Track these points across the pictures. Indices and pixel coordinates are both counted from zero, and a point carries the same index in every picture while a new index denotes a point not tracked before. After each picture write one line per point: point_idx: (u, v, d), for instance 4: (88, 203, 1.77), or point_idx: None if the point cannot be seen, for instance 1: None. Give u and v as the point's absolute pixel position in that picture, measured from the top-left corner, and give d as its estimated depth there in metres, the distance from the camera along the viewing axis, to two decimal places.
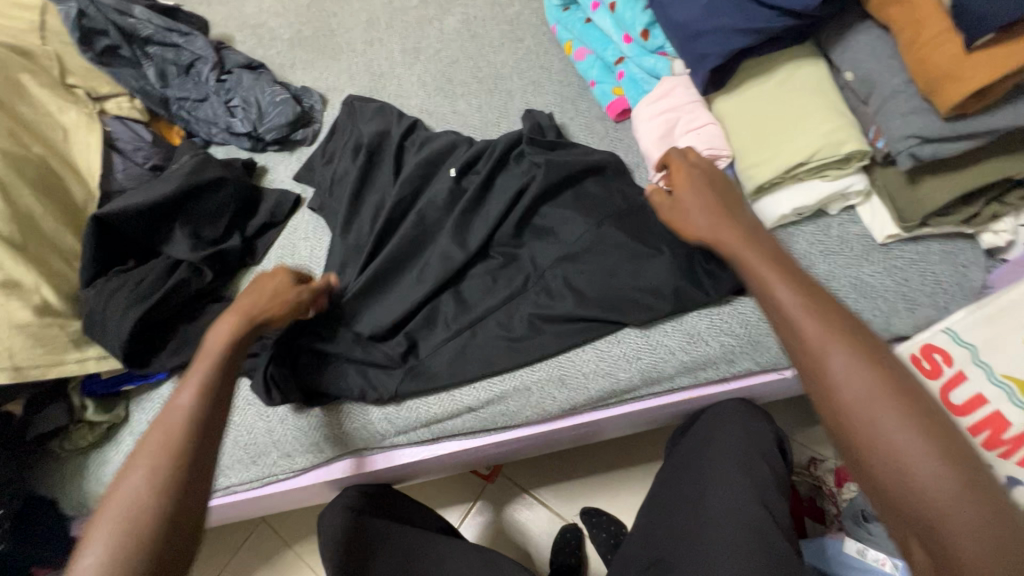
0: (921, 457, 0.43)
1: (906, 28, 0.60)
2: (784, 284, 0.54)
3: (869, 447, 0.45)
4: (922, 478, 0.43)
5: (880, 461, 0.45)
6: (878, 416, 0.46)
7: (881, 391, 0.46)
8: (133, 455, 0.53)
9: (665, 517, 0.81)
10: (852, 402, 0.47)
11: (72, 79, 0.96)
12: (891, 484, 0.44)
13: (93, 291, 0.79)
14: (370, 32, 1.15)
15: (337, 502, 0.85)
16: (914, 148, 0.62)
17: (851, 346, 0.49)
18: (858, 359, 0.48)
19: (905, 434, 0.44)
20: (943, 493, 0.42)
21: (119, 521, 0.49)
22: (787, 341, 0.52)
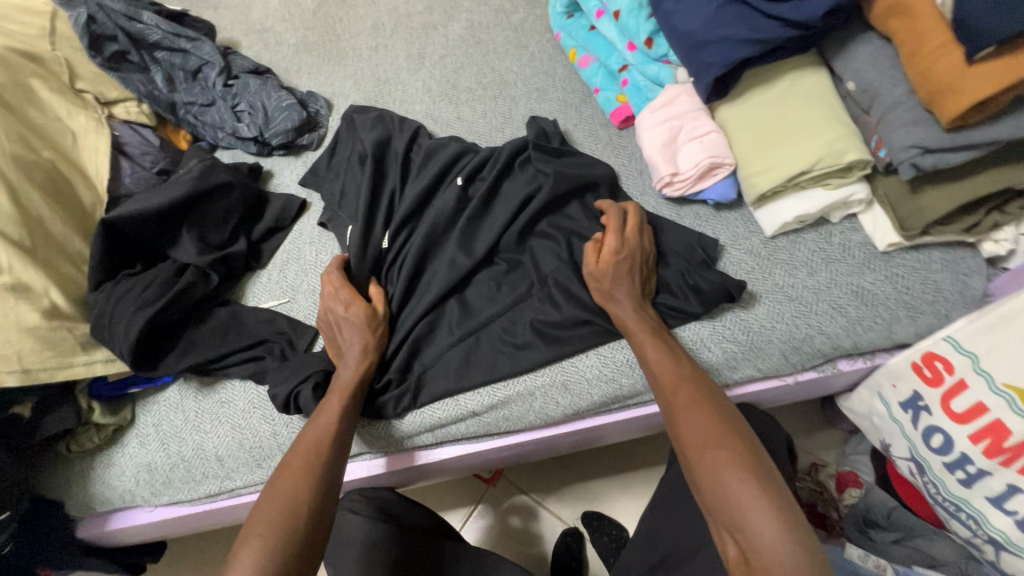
0: (738, 479, 0.57)
1: (909, 39, 0.61)
2: (650, 344, 0.70)
3: (704, 472, 0.60)
4: (736, 494, 0.57)
5: (708, 482, 0.59)
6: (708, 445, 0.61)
7: (711, 425, 0.62)
8: (291, 458, 0.67)
9: (671, 519, 0.82)
10: (690, 433, 0.63)
11: (81, 84, 0.97)
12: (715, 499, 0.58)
13: (102, 294, 0.80)
14: (376, 38, 1.16)
15: (342, 505, 0.85)
16: (917, 158, 0.63)
17: (690, 389, 0.66)
18: (696, 398, 0.65)
19: (727, 458, 0.59)
20: (744, 504, 0.56)
21: (282, 516, 0.62)
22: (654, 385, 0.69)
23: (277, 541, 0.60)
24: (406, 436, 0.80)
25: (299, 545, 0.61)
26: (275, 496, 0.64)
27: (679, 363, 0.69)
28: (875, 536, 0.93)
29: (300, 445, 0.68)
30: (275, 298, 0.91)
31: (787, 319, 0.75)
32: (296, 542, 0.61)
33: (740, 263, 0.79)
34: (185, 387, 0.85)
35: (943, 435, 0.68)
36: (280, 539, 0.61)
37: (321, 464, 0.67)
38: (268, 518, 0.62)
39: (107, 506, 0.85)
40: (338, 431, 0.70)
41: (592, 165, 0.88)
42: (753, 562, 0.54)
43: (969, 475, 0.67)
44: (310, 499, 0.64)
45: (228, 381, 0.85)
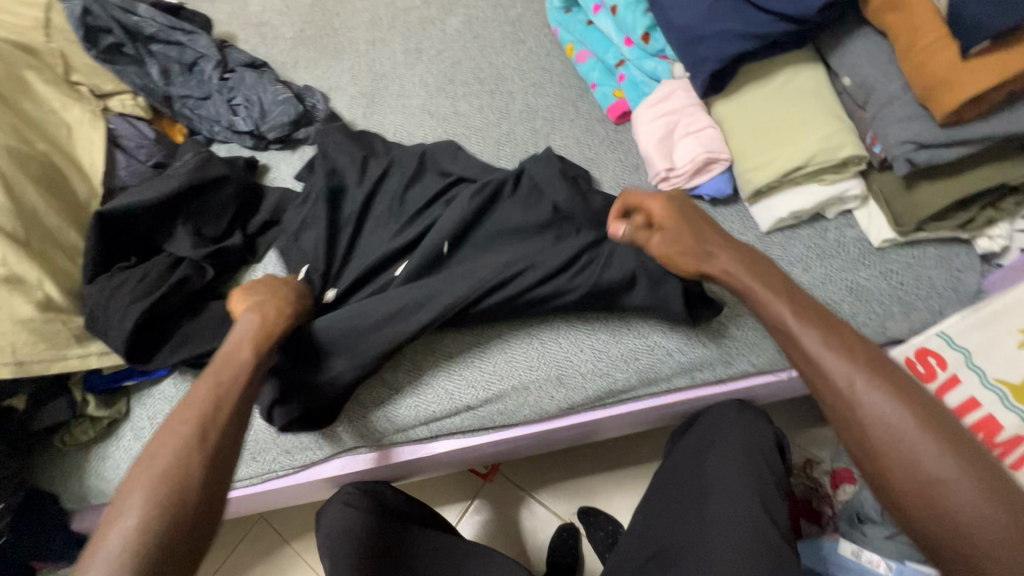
0: (971, 503, 0.45)
1: (903, 34, 0.61)
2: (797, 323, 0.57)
3: (918, 496, 0.47)
4: (974, 524, 0.45)
5: (927, 508, 0.47)
6: (923, 460, 0.48)
7: (917, 431, 0.49)
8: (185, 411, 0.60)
9: (664, 515, 0.82)
10: (888, 437, 0.49)
11: (76, 76, 0.96)
12: (930, 520, 0.47)
13: (96, 287, 0.80)
14: (373, 32, 1.15)
15: (337, 498, 0.85)
16: (911, 154, 0.63)
17: (878, 383, 0.52)
18: (885, 397, 0.51)
19: (951, 474, 0.46)
20: (985, 527, 0.44)
21: (161, 486, 0.53)
22: (813, 379, 0.55)
23: (156, 516, 0.52)
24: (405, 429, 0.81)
25: (189, 505, 0.54)
26: (151, 464, 0.55)
27: (854, 347, 0.54)
28: (868, 530, 0.90)
29: (189, 406, 0.59)
30: None
31: None
32: (183, 498, 0.54)
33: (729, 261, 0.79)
34: (179, 380, 0.85)
35: None
36: (159, 514, 0.52)
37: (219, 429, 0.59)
38: (151, 473, 0.55)
39: (101, 499, 0.85)
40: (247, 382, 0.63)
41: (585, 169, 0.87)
42: None
43: None
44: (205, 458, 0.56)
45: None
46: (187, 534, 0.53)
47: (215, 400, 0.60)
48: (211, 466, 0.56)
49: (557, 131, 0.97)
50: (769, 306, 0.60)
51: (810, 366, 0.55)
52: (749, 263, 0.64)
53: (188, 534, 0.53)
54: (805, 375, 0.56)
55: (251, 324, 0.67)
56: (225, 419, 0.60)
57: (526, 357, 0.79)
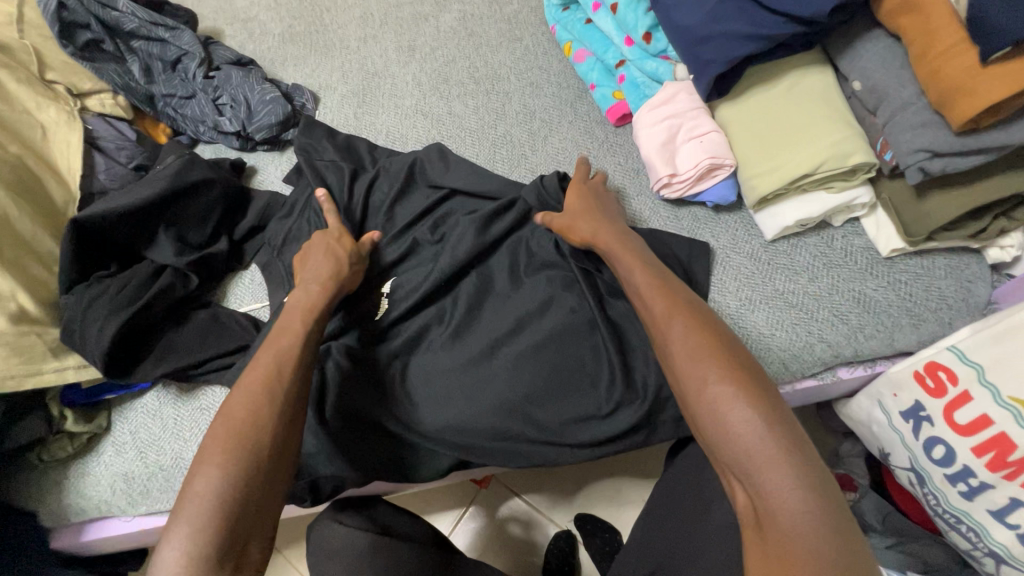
0: (744, 411, 0.49)
1: (919, 37, 0.58)
2: (638, 269, 0.64)
3: (700, 409, 0.51)
4: (741, 432, 0.48)
5: (705, 417, 0.51)
6: (705, 383, 0.52)
7: (702, 354, 0.53)
8: (251, 377, 0.60)
9: (664, 526, 0.80)
10: (683, 362, 0.54)
11: (52, 75, 0.92)
12: (712, 432, 0.50)
13: (73, 297, 0.77)
14: (364, 28, 1.11)
15: (327, 513, 0.83)
16: (924, 162, 0.61)
17: (686, 318, 0.57)
18: (687, 330, 0.55)
19: (725, 390, 0.50)
20: (750, 435, 0.48)
21: (235, 445, 0.54)
22: (644, 319, 0.61)
23: (236, 470, 0.53)
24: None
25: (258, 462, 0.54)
26: (225, 427, 0.56)
27: (672, 292, 0.60)
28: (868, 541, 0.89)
29: (254, 370, 0.60)
30: (258, 300, 0.88)
31: (786, 327, 0.73)
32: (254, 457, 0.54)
33: (725, 283, 0.76)
34: (163, 394, 0.82)
35: (946, 446, 0.66)
36: (236, 470, 0.53)
37: (281, 389, 0.59)
38: (226, 433, 0.56)
39: (83, 517, 0.82)
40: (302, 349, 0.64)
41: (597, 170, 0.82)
42: (761, 512, 0.46)
43: (972, 487, 0.65)
44: (271, 424, 0.57)
45: (209, 389, 0.81)
46: (264, 490, 0.54)
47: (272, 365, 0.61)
48: (279, 426, 0.57)
49: (555, 133, 0.94)
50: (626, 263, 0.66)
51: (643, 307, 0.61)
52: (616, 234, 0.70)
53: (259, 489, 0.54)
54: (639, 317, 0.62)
55: (302, 298, 0.69)
56: (287, 376, 0.60)
57: None
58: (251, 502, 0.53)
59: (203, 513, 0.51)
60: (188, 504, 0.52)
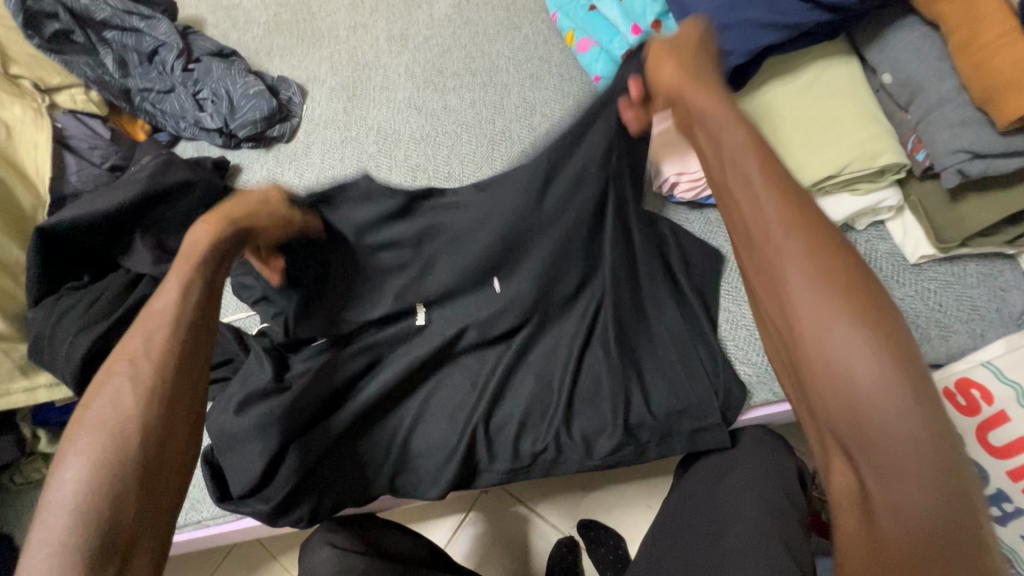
0: (882, 380, 0.35)
1: (961, 26, 0.53)
2: (750, 155, 0.44)
3: (808, 365, 0.38)
4: (877, 407, 0.35)
5: (821, 382, 0.37)
6: (833, 333, 0.37)
7: (833, 288, 0.37)
8: (110, 362, 0.47)
9: (674, 550, 0.74)
10: (797, 299, 0.38)
11: (17, 70, 0.86)
12: (828, 400, 0.37)
13: (43, 311, 0.72)
14: (353, 16, 1.05)
15: (316, 536, 0.78)
16: (964, 164, 0.55)
17: (809, 232, 0.39)
18: (807, 247, 0.39)
19: (857, 346, 0.36)
20: (884, 412, 0.35)
21: (97, 439, 0.43)
22: (749, 227, 0.42)
23: (105, 473, 0.42)
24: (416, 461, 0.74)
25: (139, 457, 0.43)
26: (84, 420, 0.44)
27: (794, 193, 0.42)
28: None
29: (122, 345, 0.48)
30: (245, 310, 0.83)
31: None
32: (130, 450, 0.43)
33: (727, 305, 0.75)
34: None
35: (977, 470, 0.61)
36: (104, 466, 0.42)
37: (158, 362, 0.47)
38: (88, 428, 0.44)
39: None
40: (186, 304, 0.51)
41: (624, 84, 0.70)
42: (877, 513, 0.35)
43: (1006, 512, 0.60)
44: (145, 411, 0.45)
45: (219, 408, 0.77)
46: (145, 485, 0.43)
47: (146, 336, 0.48)
48: (161, 398, 0.46)
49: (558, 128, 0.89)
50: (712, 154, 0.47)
51: (740, 209, 0.44)
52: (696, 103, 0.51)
53: (141, 483, 0.43)
54: (739, 229, 0.44)
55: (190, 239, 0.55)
56: (162, 345, 0.48)
57: None
58: (129, 502, 0.42)
59: (68, 533, 0.40)
60: (43, 513, 0.41)
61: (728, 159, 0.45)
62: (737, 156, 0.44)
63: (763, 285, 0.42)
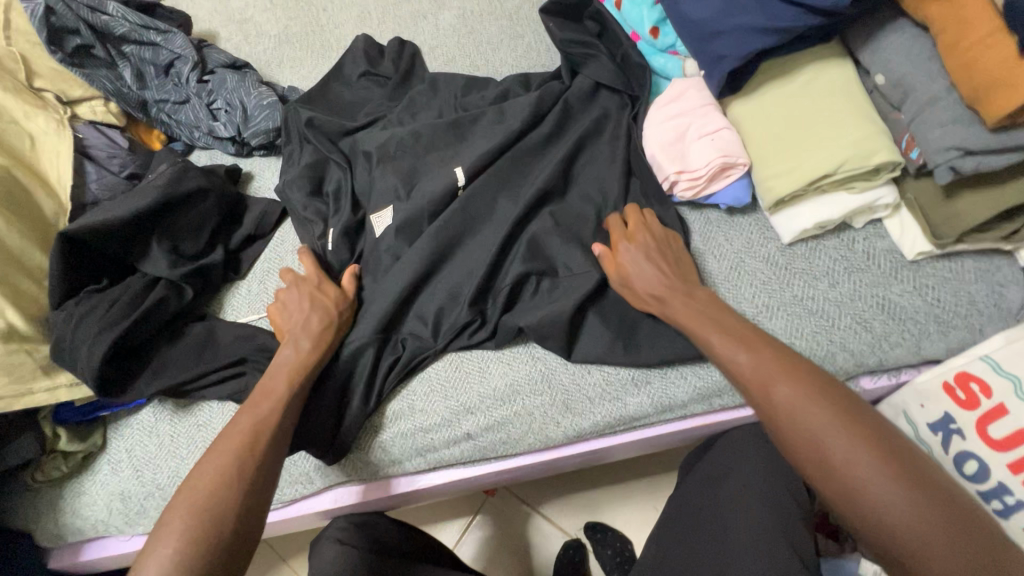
0: (895, 492, 0.49)
1: (949, 28, 0.54)
2: (719, 334, 0.61)
3: (838, 489, 0.50)
4: (895, 510, 0.48)
5: (850, 500, 0.50)
6: (842, 457, 0.51)
7: (829, 420, 0.52)
8: (216, 449, 0.59)
9: (679, 548, 0.75)
10: (805, 439, 0.53)
11: (40, 83, 0.89)
12: (863, 514, 0.49)
13: (64, 314, 0.74)
14: (362, 27, 1.08)
15: (328, 533, 0.79)
16: (956, 161, 0.57)
17: (793, 380, 0.55)
18: (796, 387, 0.54)
19: (863, 463, 0.50)
20: (900, 511, 0.48)
21: (193, 508, 0.55)
22: (742, 385, 0.58)
23: (188, 551, 0.52)
24: (425, 453, 0.75)
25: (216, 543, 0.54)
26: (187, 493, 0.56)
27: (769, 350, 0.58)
28: None
29: (228, 437, 0.60)
30: (256, 312, 0.85)
31: (807, 335, 0.69)
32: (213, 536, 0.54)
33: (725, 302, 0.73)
34: (160, 411, 0.80)
35: (978, 463, 0.62)
36: (189, 547, 0.53)
37: (250, 465, 0.59)
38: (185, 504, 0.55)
39: (79, 536, 0.80)
40: (282, 420, 0.63)
41: (602, 52, 0.82)
42: None
43: (1007, 505, 0.60)
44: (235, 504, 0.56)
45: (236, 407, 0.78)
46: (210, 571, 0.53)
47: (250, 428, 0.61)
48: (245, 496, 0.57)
49: None
50: (692, 325, 0.63)
51: (736, 373, 0.59)
52: (679, 288, 0.67)
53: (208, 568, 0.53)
54: (734, 383, 0.59)
55: (291, 356, 0.68)
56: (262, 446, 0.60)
57: (529, 385, 0.73)
58: None
59: None
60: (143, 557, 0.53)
61: (698, 331, 0.63)
62: (712, 329, 0.62)
63: (774, 429, 0.55)
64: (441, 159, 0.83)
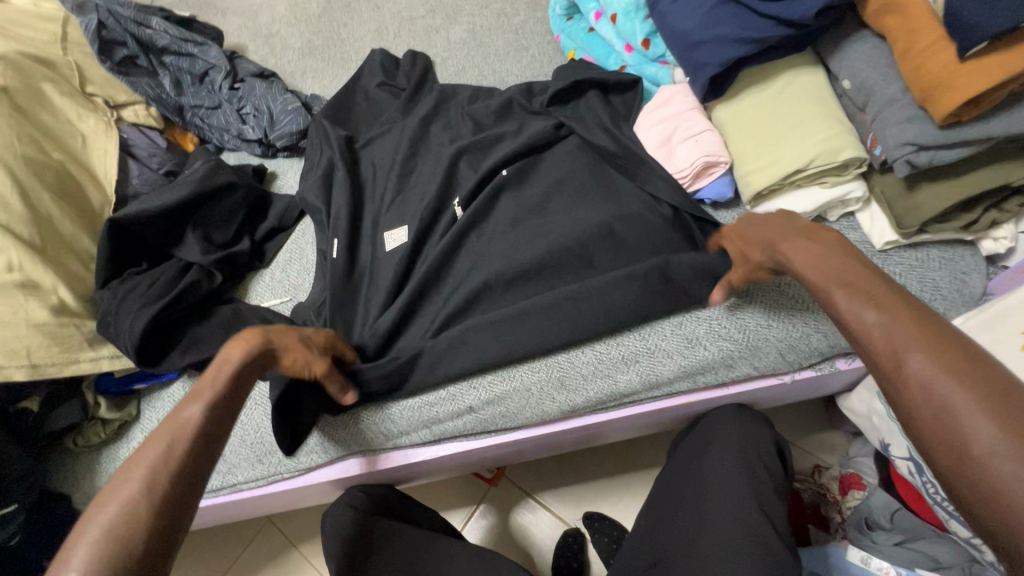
0: None
1: (901, 36, 0.61)
2: (842, 286, 0.52)
3: (956, 472, 0.40)
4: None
5: (974, 487, 0.39)
6: (977, 436, 0.40)
7: (964, 391, 0.41)
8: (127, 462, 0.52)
9: (665, 520, 0.80)
10: (930, 407, 0.43)
11: (91, 88, 0.99)
12: (979, 505, 0.39)
13: (108, 292, 0.82)
14: (379, 40, 1.17)
15: (340, 499, 0.86)
16: (911, 156, 0.63)
17: (932, 347, 0.44)
18: (939, 359, 0.43)
19: (993, 443, 0.39)
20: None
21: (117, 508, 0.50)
22: (860, 350, 0.49)
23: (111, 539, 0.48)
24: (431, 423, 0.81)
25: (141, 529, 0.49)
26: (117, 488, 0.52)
27: (903, 305, 0.48)
28: (876, 537, 0.92)
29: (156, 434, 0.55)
30: (279, 296, 0.93)
31: (782, 317, 0.76)
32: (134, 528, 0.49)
33: None
34: (188, 384, 0.87)
35: None
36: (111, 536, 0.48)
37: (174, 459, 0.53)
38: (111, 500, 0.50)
39: None
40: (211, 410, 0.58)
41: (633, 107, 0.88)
42: None
43: None
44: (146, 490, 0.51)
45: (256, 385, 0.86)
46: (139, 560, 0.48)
47: (167, 444, 0.54)
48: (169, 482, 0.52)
49: None
50: (823, 286, 0.54)
51: (857, 337, 0.49)
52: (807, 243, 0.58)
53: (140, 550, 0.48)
54: (857, 347, 0.50)
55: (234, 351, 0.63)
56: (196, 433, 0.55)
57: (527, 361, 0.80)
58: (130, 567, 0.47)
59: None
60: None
61: (825, 291, 0.53)
62: (831, 288, 0.53)
63: (890, 398, 0.46)
64: (449, 158, 0.90)
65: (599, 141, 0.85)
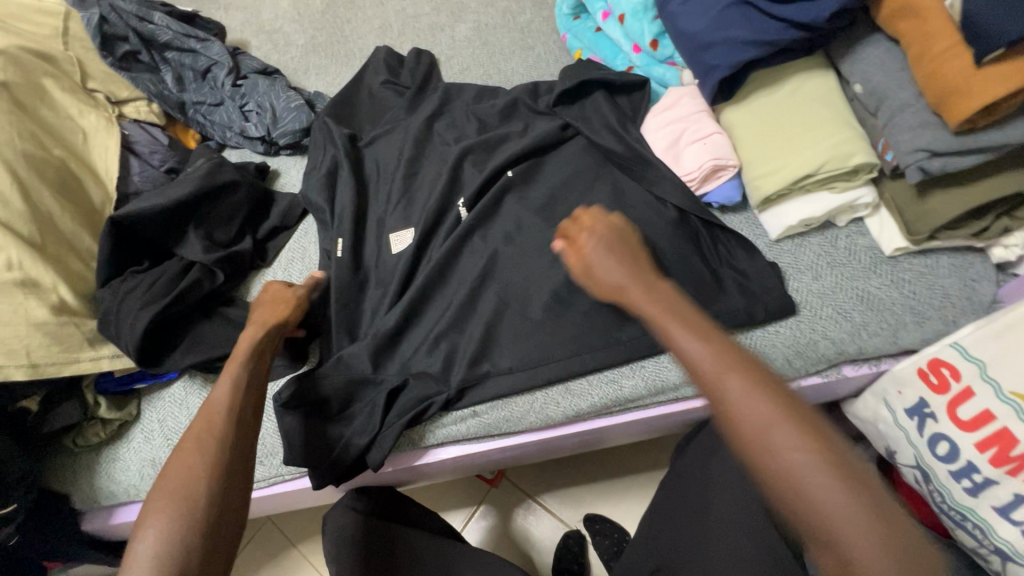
0: (835, 500, 0.42)
1: (916, 41, 0.61)
2: (667, 317, 0.53)
3: (777, 490, 0.44)
4: (833, 517, 0.42)
5: (792, 502, 0.43)
6: (791, 457, 0.44)
7: (772, 415, 0.45)
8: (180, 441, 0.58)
9: (669, 526, 0.80)
10: (749, 430, 0.46)
11: (93, 84, 0.98)
12: (798, 516, 0.44)
13: (109, 291, 0.82)
14: (383, 37, 1.16)
15: (342, 502, 0.85)
16: (923, 162, 0.62)
17: (743, 373, 0.47)
18: (751, 386, 0.47)
19: (803, 462, 0.43)
20: (835, 515, 0.42)
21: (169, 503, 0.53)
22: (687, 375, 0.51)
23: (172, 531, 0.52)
24: (432, 425, 0.80)
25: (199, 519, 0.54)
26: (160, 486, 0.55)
27: (712, 334, 0.51)
28: None
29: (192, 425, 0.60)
30: None
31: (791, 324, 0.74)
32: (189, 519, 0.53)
33: None
34: (189, 384, 0.86)
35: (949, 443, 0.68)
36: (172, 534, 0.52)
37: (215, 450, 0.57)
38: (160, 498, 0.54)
39: (110, 501, 0.85)
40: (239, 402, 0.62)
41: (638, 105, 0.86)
42: None
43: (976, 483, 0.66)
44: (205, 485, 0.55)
45: None
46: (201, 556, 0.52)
47: (201, 440, 0.58)
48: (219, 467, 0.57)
49: None
50: (658, 318, 0.54)
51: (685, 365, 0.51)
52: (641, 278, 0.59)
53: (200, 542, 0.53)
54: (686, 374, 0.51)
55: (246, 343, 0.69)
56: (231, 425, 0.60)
57: None
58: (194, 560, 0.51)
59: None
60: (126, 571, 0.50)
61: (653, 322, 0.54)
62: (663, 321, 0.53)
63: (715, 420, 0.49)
64: (453, 158, 0.90)
65: (606, 142, 0.84)
